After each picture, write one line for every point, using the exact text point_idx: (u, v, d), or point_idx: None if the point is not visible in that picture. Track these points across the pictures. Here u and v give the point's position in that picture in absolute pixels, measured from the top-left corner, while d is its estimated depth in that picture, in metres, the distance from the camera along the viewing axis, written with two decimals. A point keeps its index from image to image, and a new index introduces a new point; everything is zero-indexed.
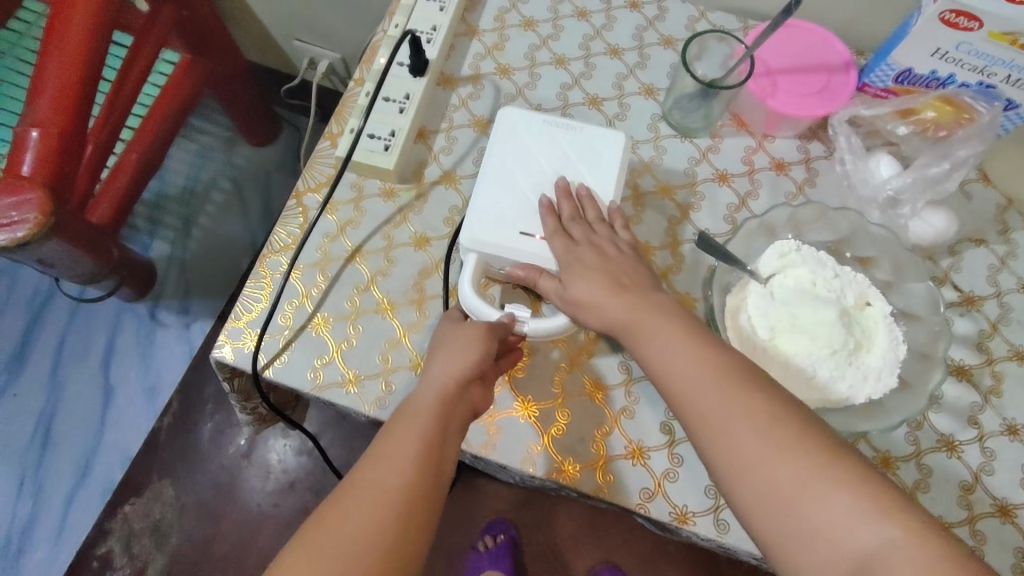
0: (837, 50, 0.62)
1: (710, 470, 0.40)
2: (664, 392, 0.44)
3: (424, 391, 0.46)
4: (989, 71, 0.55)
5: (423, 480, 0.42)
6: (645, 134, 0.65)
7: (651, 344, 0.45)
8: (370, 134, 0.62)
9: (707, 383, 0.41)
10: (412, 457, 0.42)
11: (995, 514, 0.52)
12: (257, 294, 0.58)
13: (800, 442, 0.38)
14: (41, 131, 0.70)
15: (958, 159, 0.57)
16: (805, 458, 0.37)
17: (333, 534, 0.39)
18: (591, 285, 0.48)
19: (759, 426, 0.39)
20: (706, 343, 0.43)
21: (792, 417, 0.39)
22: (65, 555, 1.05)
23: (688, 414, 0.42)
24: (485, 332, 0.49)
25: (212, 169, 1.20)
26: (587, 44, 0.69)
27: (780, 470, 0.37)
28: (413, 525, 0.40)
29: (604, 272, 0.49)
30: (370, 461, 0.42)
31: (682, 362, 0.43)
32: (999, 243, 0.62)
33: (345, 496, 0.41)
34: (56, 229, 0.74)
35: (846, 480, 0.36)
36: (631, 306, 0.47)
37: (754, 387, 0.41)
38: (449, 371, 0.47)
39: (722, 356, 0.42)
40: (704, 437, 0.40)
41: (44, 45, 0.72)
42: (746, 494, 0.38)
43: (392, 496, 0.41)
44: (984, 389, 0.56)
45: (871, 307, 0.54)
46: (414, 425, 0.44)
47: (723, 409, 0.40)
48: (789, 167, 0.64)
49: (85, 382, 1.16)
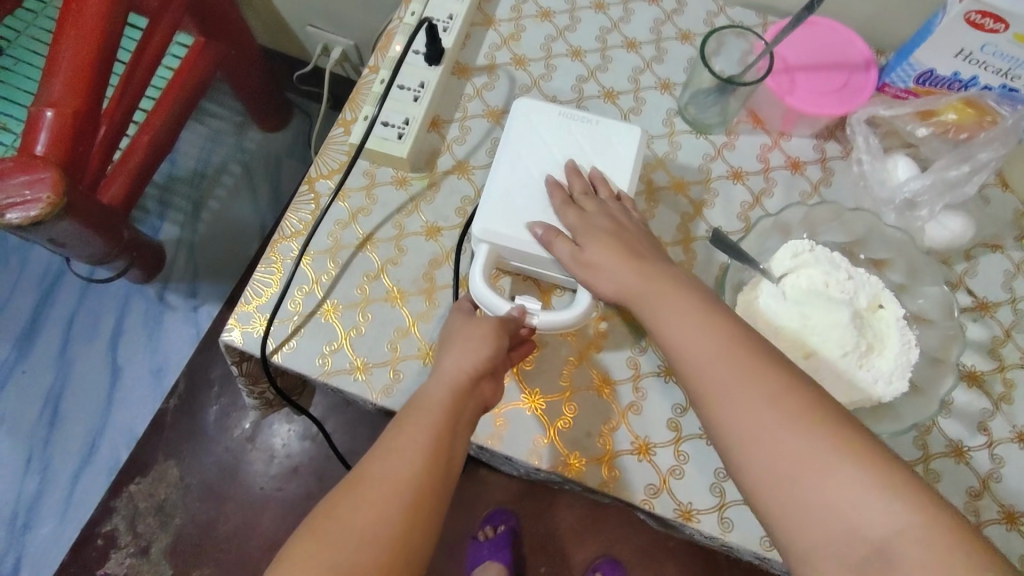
0: (858, 49, 0.61)
1: (717, 446, 0.40)
2: (672, 366, 0.43)
3: (435, 385, 0.46)
4: (1012, 74, 0.54)
5: (433, 472, 0.42)
6: (660, 129, 0.65)
7: (661, 317, 0.44)
8: (384, 122, 0.62)
9: (716, 357, 0.41)
10: (421, 449, 0.42)
11: (1002, 521, 0.52)
12: (268, 279, 0.58)
13: (809, 415, 0.37)
14: (55, 111, 0.70)
15: (979, 162, 0.56)
16: (815, 433, 0.37)
17: (340, 528, 0.39)
18: (607, 255, 0.48)
19: (773, 403, 0.38)
20: (718, 317, 0.43)
21: (803, 390, 0.39)
22: (70, 531, 1.06)
23: (696, 387, 0.41)
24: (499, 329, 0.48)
25: (222, 153, 1.18)
26: (604, 37, 0.69)
27: (789, 445, 0.37)
28: (421, 514, 0.41)
29: (620, 249, 0.49)
30: (379, 451, 0.42)
31: (693, 335, 0.42)
32: (1016, 248, 0.61)
33: (353, 484, 0.41)
34: (69, 208, 0.75)
35: (856, 455, 0.36)
36: (643, 279, 0.46)
37: (764, 359, 0.40)
38: (459, 365, 0.47)
39: (733, 329, 0.42)
40: (712, 411, 0.40)
41: (60, 25, 0.72)
42: (757, 473, 0.37)
43: (400, 487, 0.41)
44: (995, 396, 0.56)
45: (884, 310, 0.54)
46: (424, 417, 0.44)
47: (733, 383, 0.39)
48: (805, 166, 0.64)
49: (93, 361, 1.17)
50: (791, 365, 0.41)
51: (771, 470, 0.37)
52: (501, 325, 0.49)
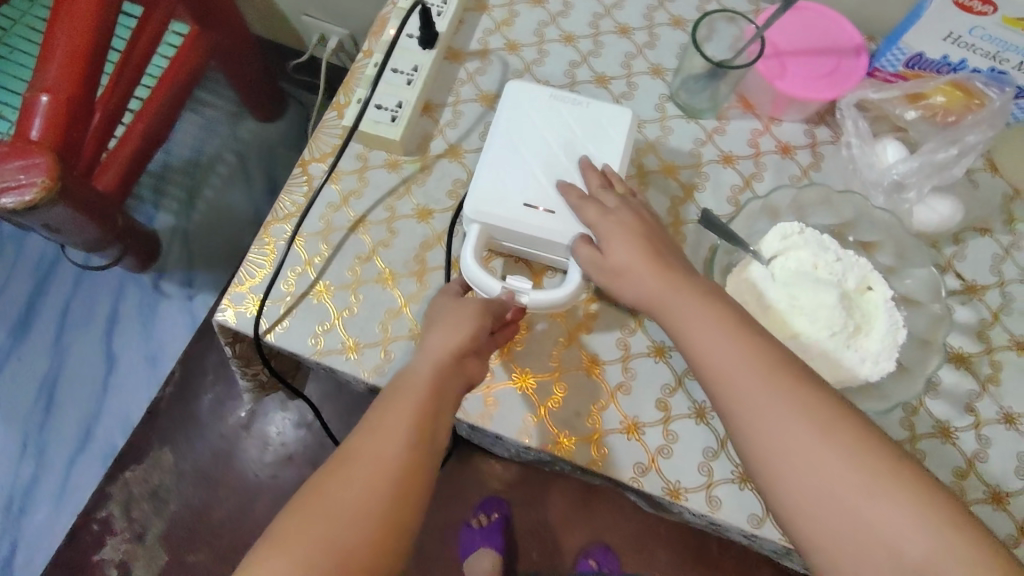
0: (848, 34, 0.61)
1: (753, 468, 0.39)
2: (705, 383, 0.42)
3: (421, 362, 0.46)
4: (1001, 57, 0.54)
5: (419, 446, 0.42)
6: (652, 114, 0.65)
7: (692, 330, 0.43)
8: (377, 104, 0.62)
9: (755, 378, 0.40)
10: (407, 423, 0.43)
11: (988, 501, 0.53)
12: (260, 260, 0.59)
13: (854, 442, 0.37)
14: (50, 96, 0.71)
15: (967, 145, 0.56)
16: (861, 461, 0.37)
17: (329, 503, 0.40)
18: (634, 259, 0.47)
19: (816, 425, 0.38)
20: (751, 333, 0.42)
21: (844, 414, 0.39)
22: (65, 517, 1.07)
23: (734, 407, 0.40)
24: (481, 311, 0.49)
25: (216, 142, 1.23)
26: (596, 22, 0.69)
27: (837, 473, 0.37)
28: (410, 489, 0.41)
29: (648, 253, 0.47)
30: (366, 428, 0.43)
31: (729, 352, 0.41)
32: (1004, 232, 0.61)
33: (341, 460, 0.41)
34: (64, 193, 0.75)
35: (901, 483, 0.36)
36: (673, 288, 0.45)
37: (802, 381, 0.40)
38: (444, 343, 0.47)
39: (767, 348, 0.41)
40: (752, 433, 0.39)
41: (55, 12, 0.72)
42: (800, 496, 0.37)
43: (387, 463, 0.41)
44: (982, 377, 0.56)
45: (872, 292, 0.54)
46: (410, 392, 0.44)
47: (775, 406, 0.39)
48: (795, 151, 0.64)
49: (89, 349, 1.17)
50: (826, 386, 0.40)
51: (814, 493, 0.37)
52: (484, 306, 0.49)
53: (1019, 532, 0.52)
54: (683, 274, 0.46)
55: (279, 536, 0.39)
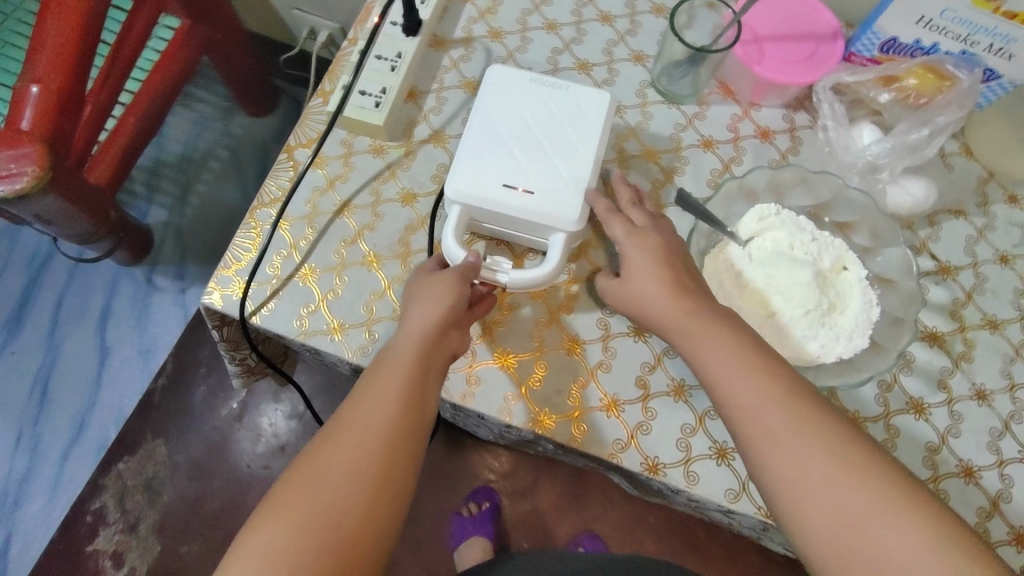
0: (825, 20, 0.62)
1: (767, 494, 0.41)
2: (720, 407, 0.43)
3: (402, 338, 0.47)
4: (972, 39, 0.57)
5: (404, 431, 0.43)
6: (633, 100, 0.66)
7: (707, 355, 0.44)
8: (361, 90, 0.63)
9: (771, 404, 0.41)
10: (393, 408, 0.43)
11: (960, 475, 0.54)
12: (246, 244, 0.60)
13: (867, 471, 0.38)
14: (40, 86, 0.71)
15: (937, 125, 0.57)
16: (873, 489, 0.38)
17: (314, 488, 0.40)
18: (659, 290, 0.47)
19: (827, 450, 0.39)
20: (766, 360, 0.43)
21: (856, 441, 0.40)
22: (59, 509, 1.07)
23: (749, 431, 0.41)
24: (461, 277, 0.49)
25: (209, 138, 1.24)
26: (579, 10, 0.70)
27: (850, 500, 0.38)
28: (394, 475, 0.41)
29: (662, 274, 0.48)
30: (351, 414, 0.43)
31: (746, 380, 0.42)
32: (978, 215, 0.62)
33: (327, 445, 0.42)
34: (54, 183, 0.75)
35: (913, 513, 0.37)
36: (687, 311, 0.46)
37: (817, 409, 0.41)
38: (426, 318, 0.48)
39: (783, 376, 0.42)
40: (767, 460, 0.40)
41: (44, 5, 0.73)
42: (812, 518, 0.38)
43: (372, 450, 0.41)
44: (955, 355, 0.57)
45: (848, 272, 0.56)
46: (395, 376, 0.44)
47: (790, 433, 0.40)
48: (774, 135, 0.65)
49: (82, 343, 1.18)
50: (839, 413, 0.42)
51: (826, 514, 0.38)
52: (459, 276, 0.49)
53: (991, 506, 0.53)
54: (668, 273, 0.48)
55: (264, 518, 0.39)
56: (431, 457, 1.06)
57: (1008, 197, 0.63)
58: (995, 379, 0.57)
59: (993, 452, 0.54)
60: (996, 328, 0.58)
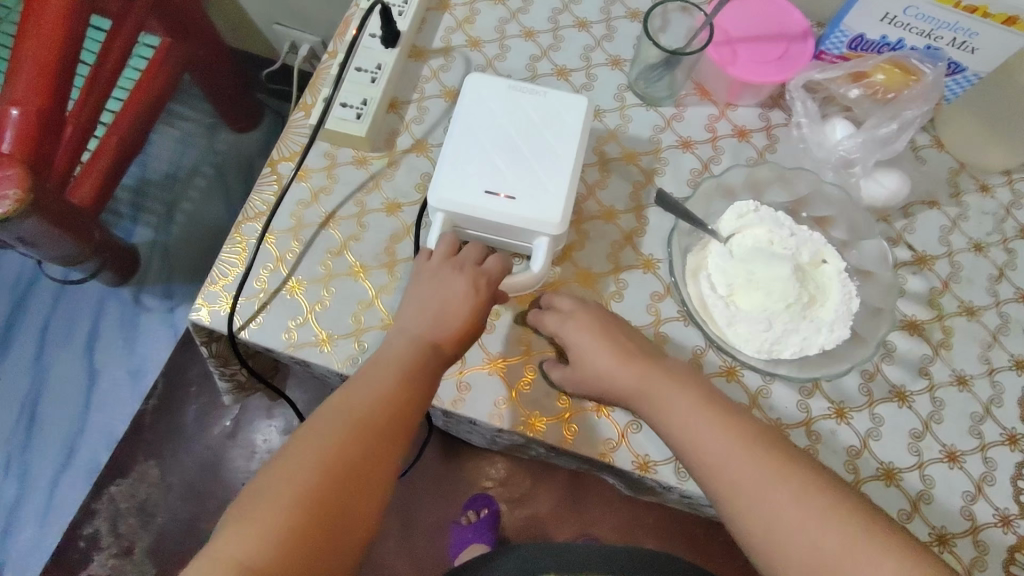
0: (795, 19, 0.63)
1: (742, 535, 0.42)
2: (689, 461, 0.44)
3: (384, 357, 0.47)
4: (936, 34, 0.59)
5: (382, 427, 0.42)
6: (611, 103, 0.67)
7: (671, 408, 0.46)
8: (342, 103, 0.64)
9: (734, 454, 0.43)
10: (374, 412, 0.43)
11: (944, 460, 0.55)
12: (233, 259, 0.60)
13: (835, 510, 0.40)
14: (20, 109, 0.71)
15: (906, 120, 0.59)
16: (843, 527, 0.39)
17: (286, 490, 0.38)
18: (604, 364, 0.50)
19: (793, 493, 0.40)
20: (724, 413, 0.45)
21: (821, 481, 0.41)
22: (51, 535, 1.06)
23: (718, 486, 0.42)
24: (473, 282, 0.50)
25: (194, 156, 1.24)
26: (555, 18, 0.71)
27: (822, 540, 0.39)
28: (372, 467, 0.41)
29: (612, 348, 0.50)
30: (327, 416, 0.42)
31: (708, 430, 0.44)
32: (951, 205, 0.64)
33: (306, 440, 0.41)
34: (37, 206, 0.75)
35: (882, 547, 0.38)
36: (640, 376, 0.48)
37: (781, 455, 0.43)
38: (396, 353, 0.47)
39: (743, 426, 0.44)
40: (741, 514, 0.41)
41: (21, 29, 0.72)
42: (785, 561, 0.39)
43: (348, 445, 0.41)
44: (934, 343, 0.58)
45: (826, 265, 0.57)
46: (375, 384, 0.44)
47: (757, 475, 0.41)
48: (750, 134, 0.66)
49: (70, 367, 1.17)
50: (802, 457, 0.43)
51: (799, 555, 0.39)
52: (472, 281, 0.51)
53: (976, 489, 0.54)
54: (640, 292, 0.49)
55: (232, 521, 0.37)
56: (427, 469, 1.07)
57: (980, 186, 0.65)
58: (975, 365, 0.58)
59: (975, 437, 0.55)
60: (973, 314, 0.60)
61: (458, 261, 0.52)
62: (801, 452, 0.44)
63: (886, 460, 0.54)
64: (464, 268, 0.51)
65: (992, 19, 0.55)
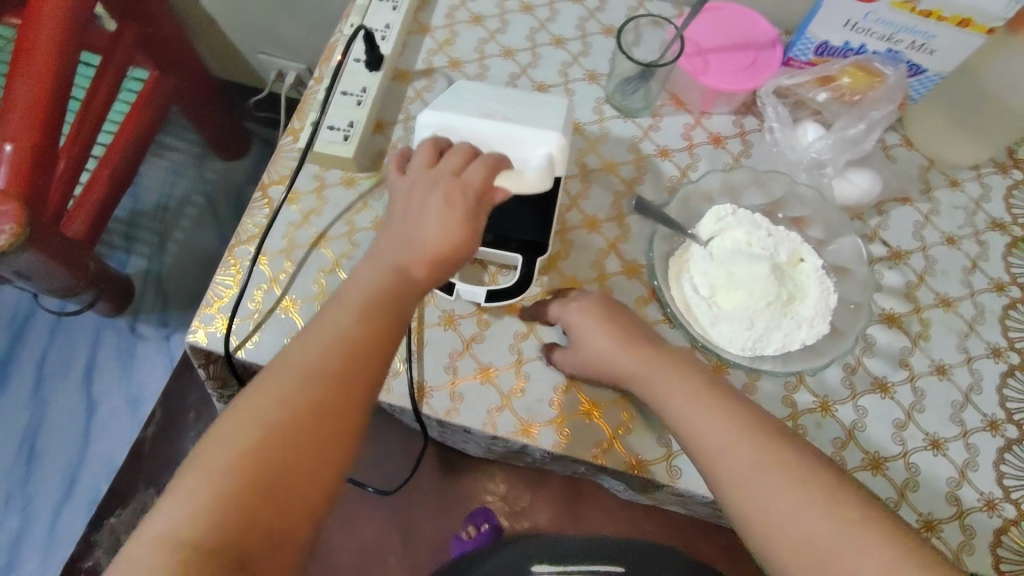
0: (764, 29, 0.66)
1: (738, 519, 0.43)
2: (689, 448, 0.46)
3: (355, 287, 0.44)
4: (896, 38, 0.61)
5: (350, 364, 0.39)
6: (590, 116, 0.69)
7: (670, 395, 0.47)
8: (329, 126, 0.66)
9: (732, 441, 0.43)
10: (341, 348, 0.39)
11: (928, 447, 0.56)
12: (228, 281, 0.61)
13: (829, 499, 0.41)
14: (14, 144, 0.72)
15: (873, 120, 0.61)
16: (836, 516, 0.40)
17: (237, 451, 0.35)
18: (603, 348, 0.52)
19: (788, 481, 0.41)
20: (724, 400, 0.46)
21: (817, 470, 0.42)
22: (54, 567, 1.06)
23: (718, 474, 0.43)
24: (446, 198, 0.46)
25: (184, 185, 1.27)
26: (533, 36, 0.73)
27: (815, 528, 0.40)
28: (340, 412, 0.38)
29: (613, 333, 0.52)
30: (295, 355, 0.39)
31: (706, 416, 0.45)
32: (923, 201, 0.66)
33: (269, 382, 0.38)
34: (32, 239, 0.77)
35: (874, 536, 0.39)
36: (646, 360, 0.50)
37: (779, 444, 0.43)
38: (368, 286, 0.43)
39: (743, 413, 0.45)
40: (735, 501, 0.42)
41: (12, 67, 0.74)
42: (776, 550, 0.40)
43: (313, 387, 0.38)
44: (912, 334, 0.60)
45: (804, 263, 0.59)
46: (344, 317, 0.41)
47: (753, 460, 0.42)
48: (725, 141, 0.68)
49: (69, 398, 1.18)
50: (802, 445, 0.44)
51: (790, 543, 0.40)
52: (447, 197, 0.47)
53: (960, 475, 0.55)
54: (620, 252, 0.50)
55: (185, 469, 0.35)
56: None
57: (949, 182, 0.67)
58: (953, 355, 0.60)
59: (956, 423, 0.57)
60: (949, 306, 0.61)
61: (433, 176, 0.49)
62: (801, 439, 0.45)
63: (872, 450, 0.56)
64: (440, 181, 0.47)
65: (948, 21, 0.58)
